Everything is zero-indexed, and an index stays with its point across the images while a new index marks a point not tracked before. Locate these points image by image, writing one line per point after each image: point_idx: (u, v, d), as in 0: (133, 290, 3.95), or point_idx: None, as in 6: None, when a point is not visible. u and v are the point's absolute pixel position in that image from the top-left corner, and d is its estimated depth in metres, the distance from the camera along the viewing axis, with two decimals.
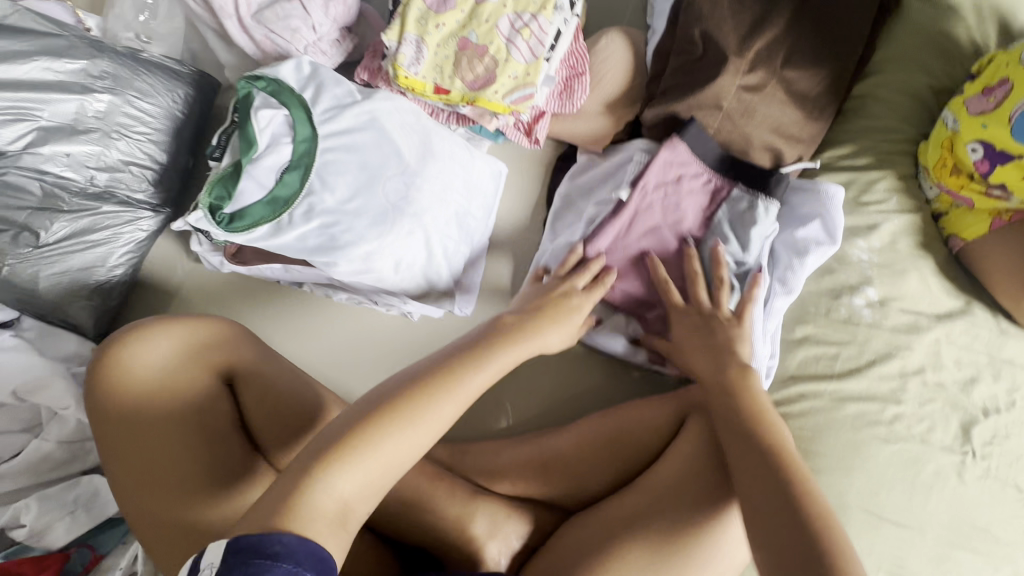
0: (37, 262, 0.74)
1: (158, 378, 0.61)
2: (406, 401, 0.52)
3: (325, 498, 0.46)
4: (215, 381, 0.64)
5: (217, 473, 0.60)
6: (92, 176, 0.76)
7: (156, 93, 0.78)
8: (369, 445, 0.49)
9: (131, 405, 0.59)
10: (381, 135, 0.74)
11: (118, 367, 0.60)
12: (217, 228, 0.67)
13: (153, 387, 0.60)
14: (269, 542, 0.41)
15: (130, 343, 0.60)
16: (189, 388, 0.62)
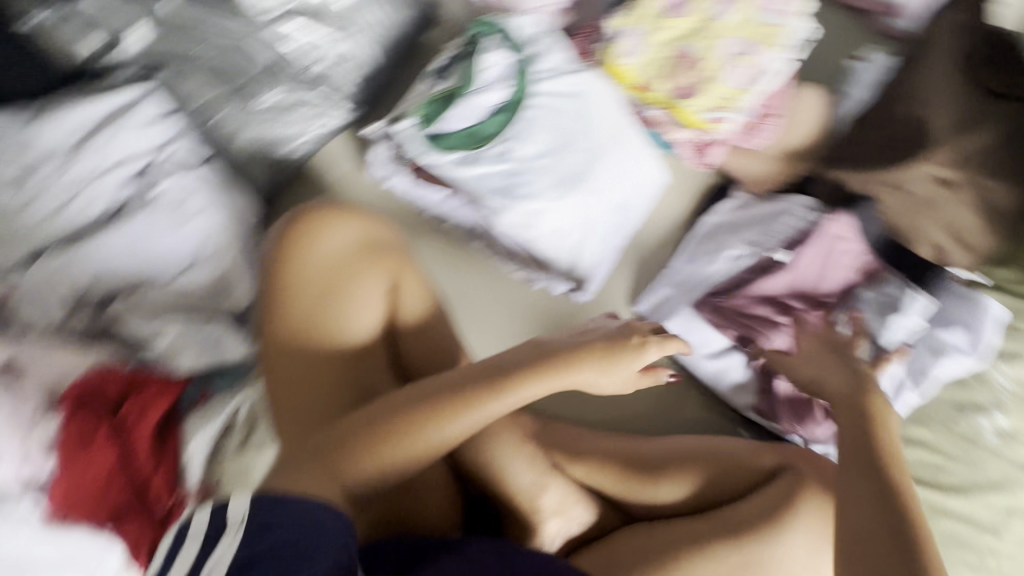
0: (244, 120, 0.81)
1: (335, 265, 0.65)
2: (422, 412, 0.58)
3: (352, 471, 0.56)
4: (384, 282, 0.67)
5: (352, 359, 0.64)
6: (313, 61, 0.82)
7: (384, 9, 0.86)
8: (383, 444, 0.56)
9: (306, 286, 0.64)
10: (583, 109, 0.77)
11: (309, 246, 0.65)
12: (416, 140, 0.73)
13: (330, 270, 0.64)
14: (273, 502, 0.50)
15: (324, 229, 0.65)
16: (358, 279, 0.65)
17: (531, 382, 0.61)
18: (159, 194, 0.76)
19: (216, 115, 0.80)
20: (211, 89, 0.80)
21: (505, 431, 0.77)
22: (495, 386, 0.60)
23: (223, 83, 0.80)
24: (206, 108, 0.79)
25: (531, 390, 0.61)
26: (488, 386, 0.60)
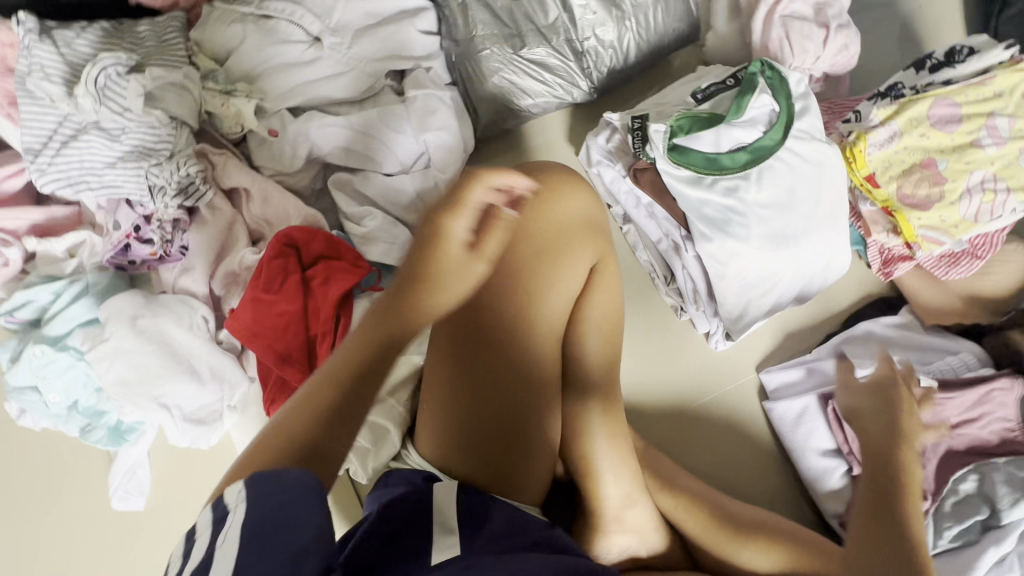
0: (503, 63, 0.84)
1: (563, 229, 0.67)
2: (357, 382, 0.50)
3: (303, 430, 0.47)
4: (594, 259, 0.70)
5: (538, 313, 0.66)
6: (587, 36, 0.84)
7: (670, 14, 0.87)
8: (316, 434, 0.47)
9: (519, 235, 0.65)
10: (820, 179, 0.77)
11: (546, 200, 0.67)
12: (661, 145, 0.75)
13: (555, 230, 0.67)
14: (277, 478, 0.40)
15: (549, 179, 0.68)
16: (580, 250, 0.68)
17: (474, 189, 0.57)
18: (412, 100, 0.82)
19: (484, 48, 0.83)
20: (489, 27, 0.82)
21: (616, 441, 0.77)
22: (464, 260, 0.56)
23: (502, 24, 0.82)
24: (480, 40, 0.83)
25: (455, 283, 0.55)
26: (423, 285, 0.54)
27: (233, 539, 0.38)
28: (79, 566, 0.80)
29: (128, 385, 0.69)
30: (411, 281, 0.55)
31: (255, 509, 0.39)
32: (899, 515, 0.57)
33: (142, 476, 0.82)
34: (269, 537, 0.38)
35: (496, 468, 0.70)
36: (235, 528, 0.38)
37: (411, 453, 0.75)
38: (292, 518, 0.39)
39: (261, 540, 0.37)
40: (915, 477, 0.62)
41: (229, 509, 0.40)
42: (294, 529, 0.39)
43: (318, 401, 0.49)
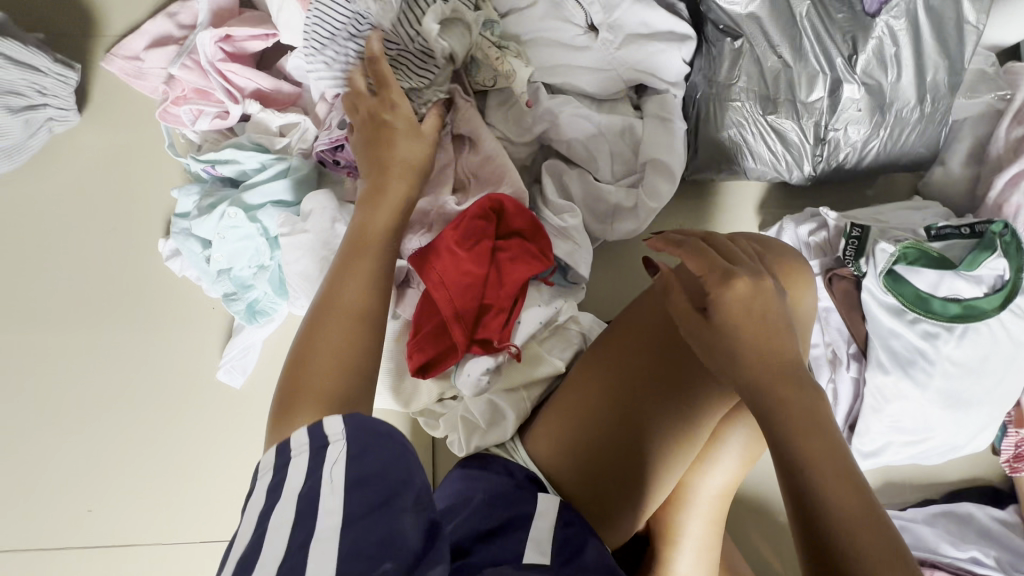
0: (746, 121, 0.83)
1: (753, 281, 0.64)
2: (341, 285, 0.58)
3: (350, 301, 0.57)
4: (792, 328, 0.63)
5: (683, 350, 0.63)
6: (837, 129, 0.83)
7: (921, 140, 0.85)
8: (325, 330, 0.55)
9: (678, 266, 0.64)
10: (1019, 361, 0.75)
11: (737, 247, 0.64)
12: (877, 266, 0.75)
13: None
14: (374, 425, 0.46)
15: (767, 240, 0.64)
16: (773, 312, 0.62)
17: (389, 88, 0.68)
18: (649, 121, 0.81)
19: (735, 100, 0.82)
20: (752, 81, 0.82)
21: (712, 522, 0.75)
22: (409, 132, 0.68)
23: (766, 82, 0.82)
24: (735, 91, 0.82)
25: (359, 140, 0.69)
26: (402, 167, 0.66)
27: (338, 478, 0.43)
28: (167, 415, 0.81)
29: (309, 281, 0.70)
30: (375, 165, 0.66)
31: (353, 460, 0.44)
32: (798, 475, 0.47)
33: (252, 360, 0.81)
34: (368, 488, 0.43)
35: (599, 493, 0.68)
36: (341, 465, 0.44)
37: (519, 449, 0.72)
38: (399, 470, 0.45)
39: (370, 487, 0.43)
40: (807, 399, 0.50)
41: (328, 443, 0.45)
42: (399, 482, 0.44)
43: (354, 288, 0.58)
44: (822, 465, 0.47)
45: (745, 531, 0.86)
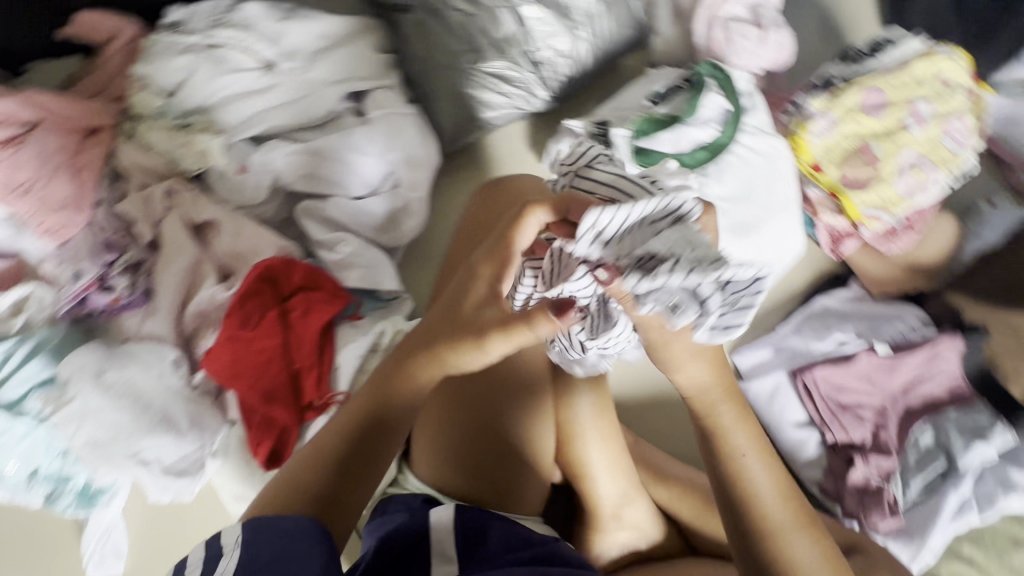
0: (462, 77, 0.84)
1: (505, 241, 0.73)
2: (339, 432, 0.54)
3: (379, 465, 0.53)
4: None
5: (695, 381, 0.54)
6: (541, 47, 0.86)
7: (615, 23, 0.90)
8: (301, 473, 0.52)
9: (690, 376, 0.54)
10: (773, 169, 0.83)
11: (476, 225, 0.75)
12: (626, 151, 0.77)
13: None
14: (278, 523, 0.45)
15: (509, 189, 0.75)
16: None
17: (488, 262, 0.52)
18: (372, 120, 0.80)
19: (441, 65, 0.84)
20: (443, 41, 0.83)
21: (610, 438, 0.79)
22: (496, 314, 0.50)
23: (456, 38, 0.83)
24: (436, 57, 0.84)
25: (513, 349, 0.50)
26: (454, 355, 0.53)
27: None
28: None
29: (99, 446, 0.65)
30: (445, 319, 0.54)
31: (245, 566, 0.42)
32: (755, 518, 0.54)
33: (116, 540, 0.75)
34: None
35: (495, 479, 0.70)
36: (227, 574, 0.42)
37: (409, 477, 0.73)
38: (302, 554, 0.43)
39: None
40: (760, 442, 0.57)
41: (223, 551, 0.44)
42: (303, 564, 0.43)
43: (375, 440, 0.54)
44: (780, 510, 0.54)
45: (655, 427, 0.91)
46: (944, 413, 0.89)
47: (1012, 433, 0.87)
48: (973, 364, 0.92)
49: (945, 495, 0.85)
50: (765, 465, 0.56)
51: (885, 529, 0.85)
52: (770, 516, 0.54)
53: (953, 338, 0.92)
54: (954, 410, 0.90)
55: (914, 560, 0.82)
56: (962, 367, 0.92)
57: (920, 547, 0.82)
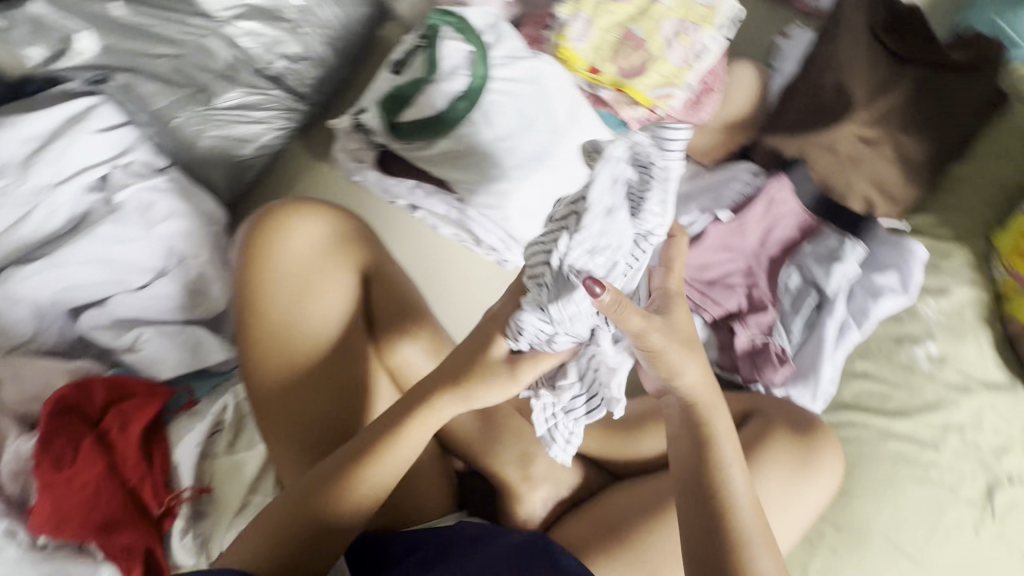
0: (203, 122, 0.80)
1: (306, 263, 0.63)
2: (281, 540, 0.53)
3: (343, 524, 0.54)
4: (355, 276, 0.66)
5: (696, 389, 0.55)
6: (271, 61, 0.81)
7: (342, 4, 0.84)
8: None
9: (690, 379, 0.55)
10: (540, 91, 0.81)
11: (263, 259, 0.63)
12: (383, 131, 0.76)
13: (298, 270, 0.63)
14: None
15: (288, 223, 0.64)
16: (334, 278, 0.64)
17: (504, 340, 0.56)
18: (122, 205, 0.75)
19: (174, 117, 0.78)
20: (165, 92, 0.76)
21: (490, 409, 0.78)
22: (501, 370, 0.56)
23: (176, 83, 0.77)
24: (164, 111, 0.77)
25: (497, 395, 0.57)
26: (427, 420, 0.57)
27: None
28: None
29: None
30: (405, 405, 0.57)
31: None
32: (727, 523, 0.51)
33: None
34: None
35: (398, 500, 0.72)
36: None
37: None
38: None
39: None
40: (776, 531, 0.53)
41: None
42: None
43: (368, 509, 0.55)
44: (747, 514, 0.52)
45: None
46: (799, 251, 0.92)
47: (859, 243, 0.90)
48: (808, 194, 0.94)
49: (823, 324, 0.87)
50: (745, 478, 0.54)
51: (784, 378, 0.86)
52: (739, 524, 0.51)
53: (781, 179, 0.93)
54: (806, 244, 0.92)
55: (815, 398, 0.84)
56: (798, 201, 0.94)
57: (816, 382, 0.84)
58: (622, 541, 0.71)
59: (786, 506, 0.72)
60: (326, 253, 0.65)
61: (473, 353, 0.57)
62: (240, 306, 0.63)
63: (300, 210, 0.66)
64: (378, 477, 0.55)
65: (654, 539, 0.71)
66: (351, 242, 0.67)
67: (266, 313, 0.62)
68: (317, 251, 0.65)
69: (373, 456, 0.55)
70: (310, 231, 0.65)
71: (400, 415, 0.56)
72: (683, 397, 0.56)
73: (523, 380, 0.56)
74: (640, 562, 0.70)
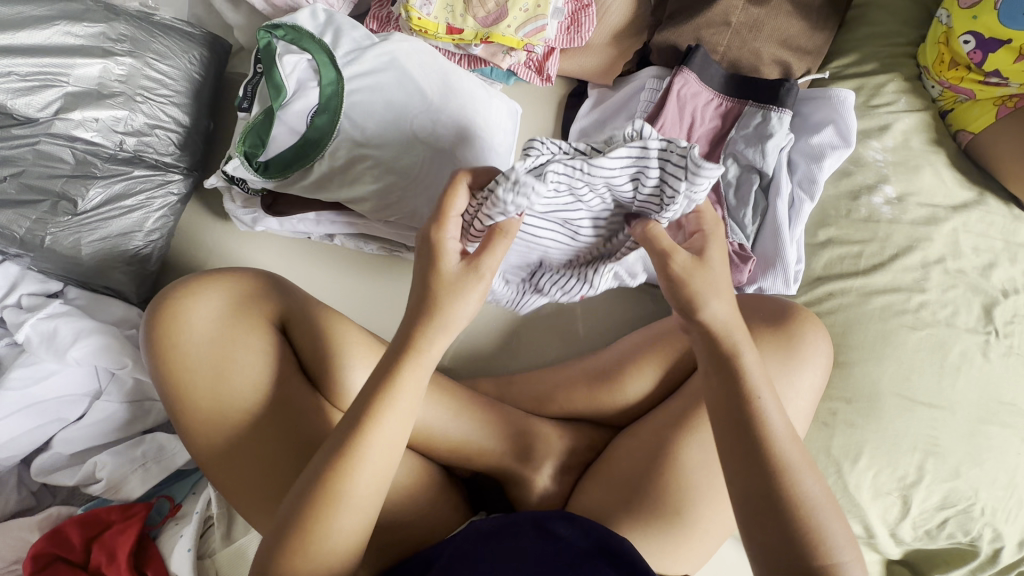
0: (77, 229, 0.74)
1: (214, 335, 0.59)
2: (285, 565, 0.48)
3: (354, 516, 0.49)
4: (274, 330, 0.62)
5: (720, 317, 0.54)
6: (121, 141, 0.76)
7: (172, 55, 0.78)
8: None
9: (715, 311, 0.54)
10: (402, 73, 0.74)
11: (173, 345, 0.59)
12: (254, 175, 0.71)
13: (209, 345, 0.59)
14: None
15: (185, 300, 0.60)
16: (248, 342, 0.60)
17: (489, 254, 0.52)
18: (26, 344, 0.71)
19: (44, 236, 0.73)
20: (24, 215, 0.73)
21: (470, 409, 0.75)
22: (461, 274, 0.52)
23: (34, 202, 0.73)
24: (31, 234, 0.73)
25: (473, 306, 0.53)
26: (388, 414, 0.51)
27: None
28: None
29: None
30: (351, 420, 0.50)
31: None
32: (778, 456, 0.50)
33: None
34: None
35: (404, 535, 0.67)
36: None
37: None
38: None
39: None
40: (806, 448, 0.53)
41: None
42: None
43: (382, 482, 0.51)
44: (789, 443, 0.51)
45: (520, 354, 0.88)
46: (727, 140, 0.85)
47: (784, 110, 0.83)
48: (720, 77, 0.86)
49: (771, 207, 0.83)
50: (779, 408, 0.53)
51: (750, 275, 0.82)
52: (784, 457, 0.51)
53: (685, 72, 0.84)
54: (733, 130, 0.85)
55: (788, 283, 0.81)
56: (708, 88, 0.86)
57: (783, 268, 0.80)
58: (639, 494, 0.68)
59: (783, 401, 0.69)
60: (233, 316, 0.61)
61: (427, 279, 0.52)
62: (168, 399, 0.60)
63: (195, 284, 0.62)
64: (378, 447, 0.50)
65: (661, 480, 0.68)
66: (255, 297, 0.63)
67: (194, 396, 0.59)
68: (224, 320, 0.60)
69: (370, 431, 0.50)
70: (210, 303, 0.61)
71: (389, 374, 0.51)
72: (707, 330, 0.55)
73: (494, 264, 0.53)
74: (657, 508, 0.68)
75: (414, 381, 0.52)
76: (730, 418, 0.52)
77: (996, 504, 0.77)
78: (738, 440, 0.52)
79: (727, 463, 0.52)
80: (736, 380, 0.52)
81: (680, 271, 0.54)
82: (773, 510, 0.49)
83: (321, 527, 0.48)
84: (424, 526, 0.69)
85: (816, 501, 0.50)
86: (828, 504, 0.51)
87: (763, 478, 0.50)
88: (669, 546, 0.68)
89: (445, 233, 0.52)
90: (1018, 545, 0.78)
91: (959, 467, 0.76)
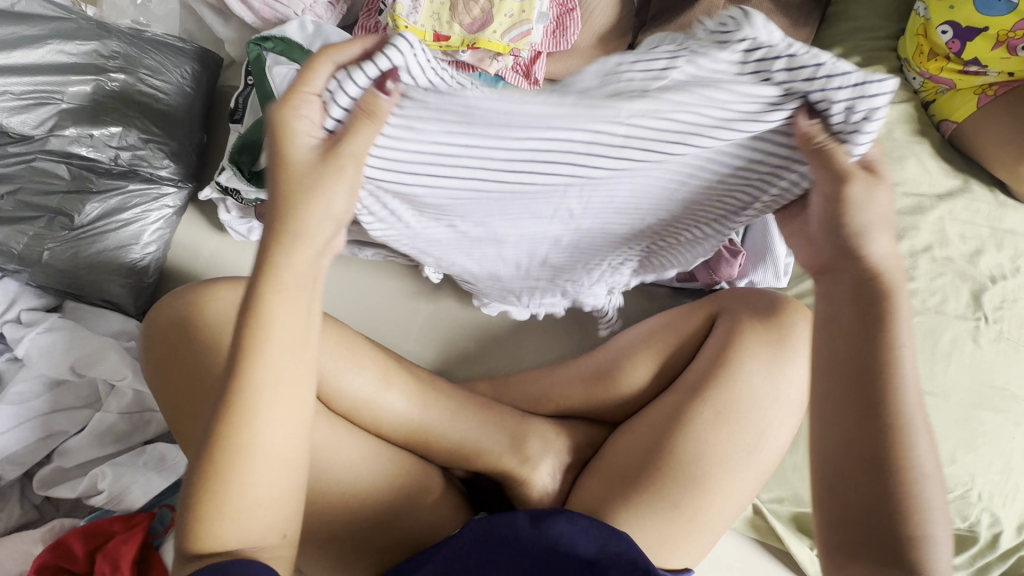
0: (75, 243, 0.75)
1: (189, 351, 0.61)
2: (218, 528, 0.40)
3: (268, 468, 0.41)
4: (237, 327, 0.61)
5: (884, 256, 0.45)
6: (115, 156, 0.77)
7: (164, 70, 0.79)
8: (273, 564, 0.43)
9: (880, 247, 0.45)
10: None
11: (157, 357, 0.62)
12: (246, 185, 0.72)
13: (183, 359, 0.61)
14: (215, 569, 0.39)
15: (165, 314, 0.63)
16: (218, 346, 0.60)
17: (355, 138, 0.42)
18: (26, 358, 0.72)
19: (42, 251, 0.74)
20: (22, 231, 0.74)
21: (466, 409, 0.76)
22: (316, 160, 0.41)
23: (32, 218, 0.74)
24: (30, 249, 0.74)
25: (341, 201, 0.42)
26: (273, 347, 0.40)
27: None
28: None
29: None
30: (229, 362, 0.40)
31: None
32: (894, 408, 0.43)
33: None
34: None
35: (401, 535, 0.68)
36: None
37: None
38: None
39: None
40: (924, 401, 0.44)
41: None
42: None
43: (297, 428, 0.42)
44: (914, 397, 0.44)
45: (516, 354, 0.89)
46: None
47: None
48: None
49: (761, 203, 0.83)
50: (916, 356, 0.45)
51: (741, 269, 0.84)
52: (905, 416, 0.43)
53: None
54: None
55: (778, 275, 0.82)
56: None
57: (773, 261, 0.81)
58: (637, 487, 0.69)
59: (775, 392, 0.70)
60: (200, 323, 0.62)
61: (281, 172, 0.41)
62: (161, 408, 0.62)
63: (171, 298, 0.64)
64: (272, 382, 0.40)
65: (658, 474, 0.69)
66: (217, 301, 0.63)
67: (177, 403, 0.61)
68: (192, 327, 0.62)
69: (251, 368, 0.40)
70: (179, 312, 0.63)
71: (252, 306, 0.40)
72: (863, 268, 0.45)
73: (358, 152, 0.42)
74: (655, 501, 0.68)
75: (294, 304, 0.40)
76: (846, 361, 0.45)
77: (993, 489, 0.77)
78: (853, 392, 0.44)
79: (827, 419, 0.45)
80: (874, 327, 0.44)
81: (854, 198, 0.45)
82: (876, 475, 0.43)
83: (226, 490, 0.40)
84: (425, 524, 0.69)
85: (923, 470, 0.43)
86: (935, 470, 0.43)
87: (872, 437, 0.43)
88: (669, 540, 0.68)
89: (290, 115, 0.40)
90: (1017, 529, 0.79)
91: (955, 453, 0.77)
